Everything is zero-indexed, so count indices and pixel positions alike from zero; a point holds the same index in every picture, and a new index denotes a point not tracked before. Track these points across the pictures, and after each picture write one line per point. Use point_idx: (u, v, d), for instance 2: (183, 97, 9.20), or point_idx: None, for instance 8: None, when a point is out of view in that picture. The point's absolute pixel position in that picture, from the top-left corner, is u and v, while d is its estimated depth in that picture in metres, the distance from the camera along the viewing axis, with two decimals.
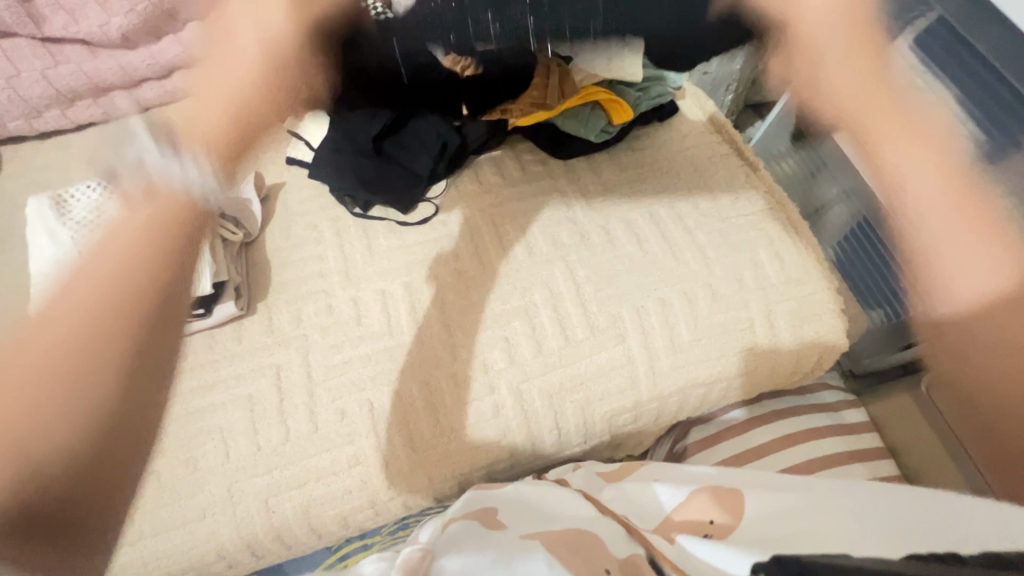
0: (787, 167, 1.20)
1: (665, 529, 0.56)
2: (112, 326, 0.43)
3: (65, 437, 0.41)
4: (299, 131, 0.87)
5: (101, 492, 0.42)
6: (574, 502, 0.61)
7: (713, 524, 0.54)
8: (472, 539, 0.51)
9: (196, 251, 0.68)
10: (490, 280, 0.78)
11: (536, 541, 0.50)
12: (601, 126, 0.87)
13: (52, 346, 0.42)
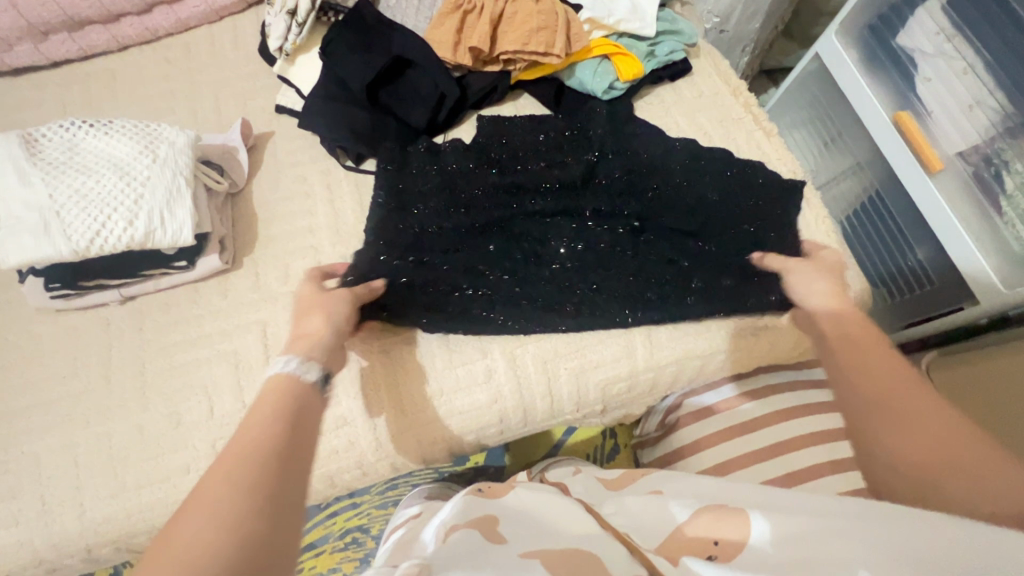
0: (798, 137, 1.16)
1: (667, 551, 0.55)
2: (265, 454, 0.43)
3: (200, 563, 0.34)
4: (290, 77, 0.82)
5: None
6: (576, 515, 0.63)
7: (718, 544, 0.52)
8: (471, 551, 0.53)
9: (177, 198, 0.62)
10: (487, 241, 0.74)
11: (536, 563, 0.51)
12: (610, 81, 0.81)
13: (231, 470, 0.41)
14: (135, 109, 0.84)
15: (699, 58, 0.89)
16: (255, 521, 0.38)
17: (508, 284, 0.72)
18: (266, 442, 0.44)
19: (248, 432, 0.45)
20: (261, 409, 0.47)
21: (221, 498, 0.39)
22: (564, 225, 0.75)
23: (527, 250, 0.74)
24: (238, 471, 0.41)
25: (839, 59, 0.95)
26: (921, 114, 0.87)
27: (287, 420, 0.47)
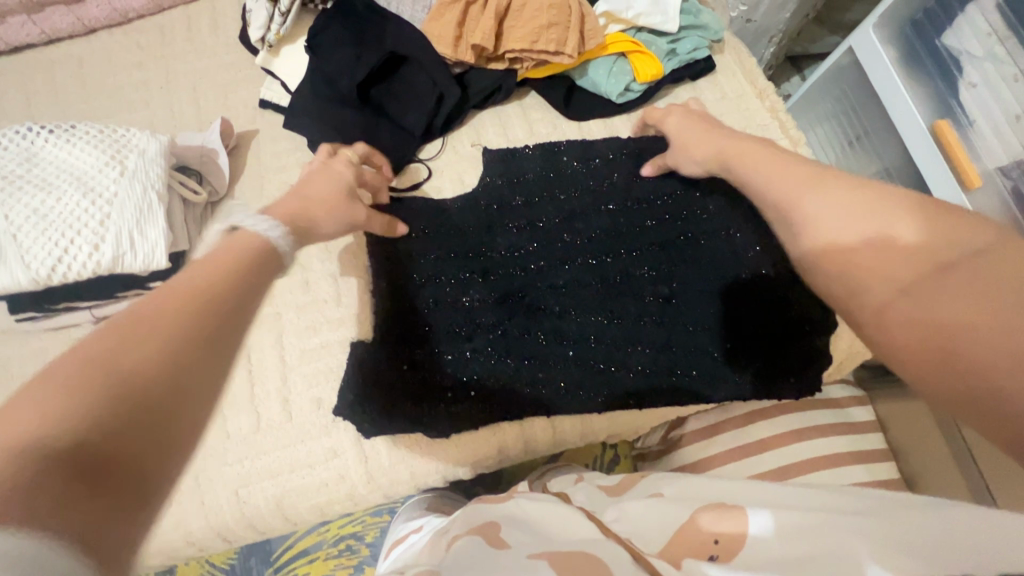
0: (821, 136, 1.09)
1: (671, 554, 0.49)
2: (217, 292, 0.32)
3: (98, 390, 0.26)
4: (274, 70, 0.75)
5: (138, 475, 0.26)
6: (574, 520, 0.55)
7: (719, 542, 0.47)
8: (477, 556, 0.49)
9: (147, 216, 0.57)
10: (488, 266, 0.69)
11: (542, 564, 0.45)
12: (625, 82, 0.74)
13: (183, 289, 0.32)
14: (105, 102, 0.76)
15: (723, 55, 0.81)
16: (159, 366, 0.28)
17: (513, 325, 0.66)
18: (217, 298, 0.32)
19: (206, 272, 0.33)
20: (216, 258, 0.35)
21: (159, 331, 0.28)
22: (577, 262, 0.69)
23: (535, 288, 0.68)
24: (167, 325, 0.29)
25: (874, 55, 0.86)
26: (962, 122, 0.80)
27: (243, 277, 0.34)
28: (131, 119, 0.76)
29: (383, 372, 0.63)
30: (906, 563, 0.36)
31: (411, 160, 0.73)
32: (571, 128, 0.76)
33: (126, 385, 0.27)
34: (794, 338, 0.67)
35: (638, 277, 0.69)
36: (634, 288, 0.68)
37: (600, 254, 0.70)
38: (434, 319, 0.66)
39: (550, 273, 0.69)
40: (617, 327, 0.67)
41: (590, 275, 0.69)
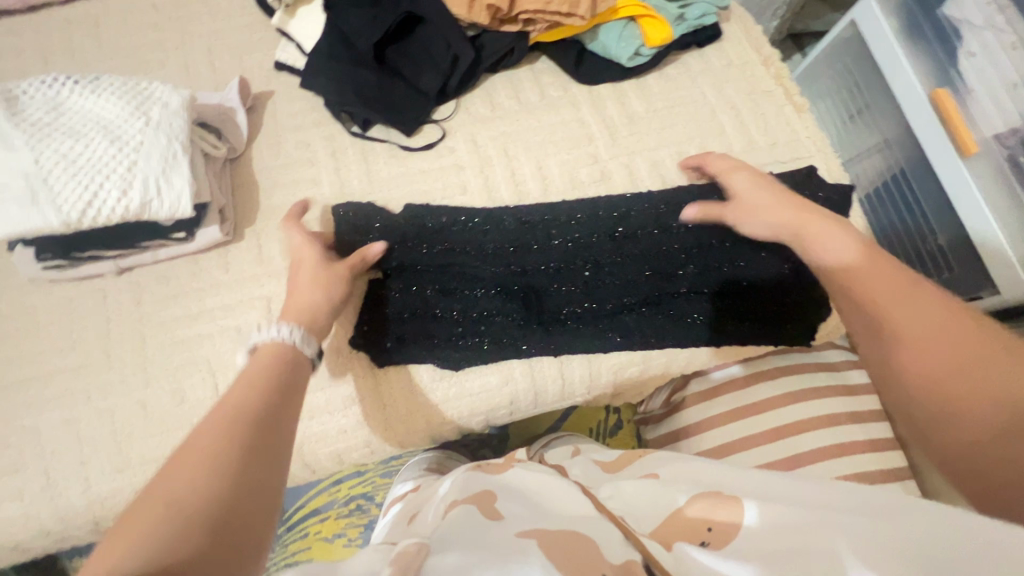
0: (821, 109, 1.11)
1: (663, 535, 0.51)
2: (251, 397, 0.49)
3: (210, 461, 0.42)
4: (290, 31, 0.76)
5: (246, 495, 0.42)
6: (574, 498, 0.57)
7: (712, 529, 0.48)
8: (471, 527, 0.50)
9: (173, 165, 0.58)
10: (484, 240, 0.69)
11: (532, 541, 0.46)
12: (635, 47, 0.76)
13: (235, 394, 0.49)
14: (121, 62, 0.77)
15: (729, 23, 0.83)
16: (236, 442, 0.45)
17: (516, 296, 0.68)
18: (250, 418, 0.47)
19: (236, 408, 0.48)
20: (249, 385, 0.51)
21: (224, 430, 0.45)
22: (580, 243, 0.69)
23: (542, 261, 0.68)
24: (207, 453, 0.43)
25: (877, 25, 0.88)
26: (961, 90, 0.82)
27: (277, 401, 0.50)
28: (148, 78, 0.77)
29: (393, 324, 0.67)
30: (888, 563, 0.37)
31: (425, 121, 0.75)
32: (581, 92, 0.78)
33: (200, 487, 0.40)
34: (793, 293, 0.71)
35: (642, 251, 0.69)
36: (645, 253, 0.69)
37: (605, 236, 0.69)
38: (439, 277, 0.68)
39: (551, 251, 0.69)
40: (622, 295, 0.69)
41: (592, 256, 0.69)
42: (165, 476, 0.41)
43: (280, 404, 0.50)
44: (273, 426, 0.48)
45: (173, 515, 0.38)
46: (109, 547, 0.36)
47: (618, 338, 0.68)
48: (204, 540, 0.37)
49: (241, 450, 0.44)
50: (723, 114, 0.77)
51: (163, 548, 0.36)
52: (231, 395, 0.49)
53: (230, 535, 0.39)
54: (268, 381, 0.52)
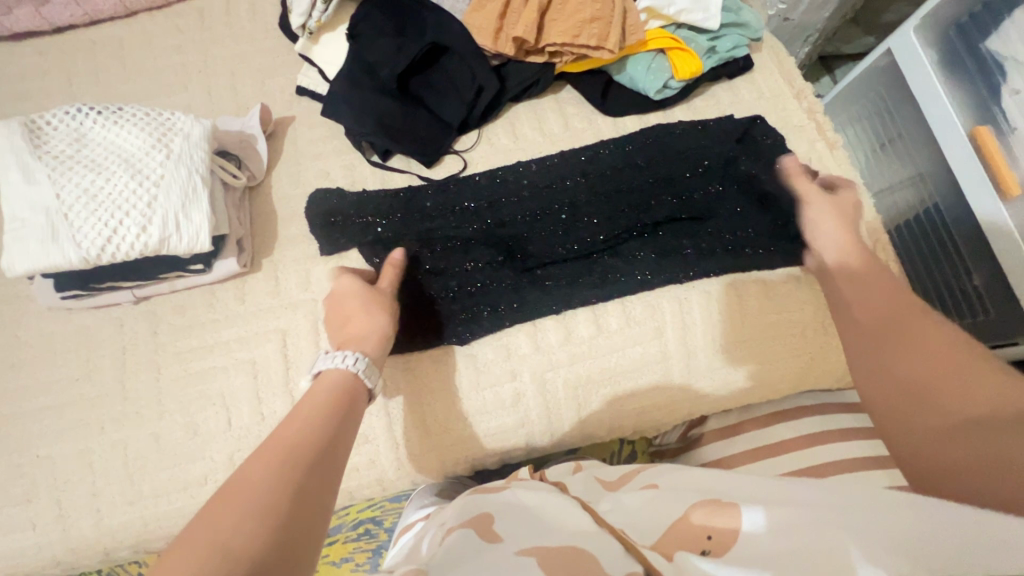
0: (849, 138, 1.07)
1: (665, 546, 0.48)
2: (326, 410, 0.51)
3: (286, 465, 0.44)
4: (312, 57, 0.75)
5: (314, 510, 0.43)
6: (574, 513, 0.53)
7: (711, 538, 0.46)
8: (468, 552, 0.47)
9: (192, 199, 0.57)
10: (492, 243, 0.70)
11: (531, 562, 0.44)
12: (664, 79, 0.74)
13: (311, 405, 0.52)
14: (144, 85, 0.77)
15: (761, 54, 0.80)
16: (314, 457, 0.46)
17: (518, 288, 0.69)
18: (331, 430, 0.50)
19: (310, 420, 0.50)
20: (322, 398, 0.53)
21: (302, 436, 0.48)
22: (582, 237, 0.71)
23: (548, 253, 0.71)
24: (253, 499, 0.41)
25: (914, 58, 0.84)
26: (1004, 129, 0.78)
27: (324, 439, 0.48)
28: (169, 102, 0.76)
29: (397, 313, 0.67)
30: (893, 559, 0.35)
31: (447, 151, 0.74)
32: (606, 124, 0.76)
33: (274, 491, 0.42)
34: (819, 341, 0.68)
35: (645, 248, 0.71)
36: (658, 250, 0.70)
37: (609, 231, 0.71)
38: (440, 266, 0.69)
39: (555, 242, 0.71)
40: (630, 288, 0.69)
41: (594, 249, 0.71)
42: (206, 520, 0.39)
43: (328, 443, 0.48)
44: (338, 433, 0.50)
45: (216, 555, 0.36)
46: (213, 522, 0.39)
47: (635, 374, 0.67)
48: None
49: (323, 442, 0.48)
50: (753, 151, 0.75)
51: (262, 520, 0.39)
52: (280, 432, 0.48)
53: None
54: (335, 398, 0.53)
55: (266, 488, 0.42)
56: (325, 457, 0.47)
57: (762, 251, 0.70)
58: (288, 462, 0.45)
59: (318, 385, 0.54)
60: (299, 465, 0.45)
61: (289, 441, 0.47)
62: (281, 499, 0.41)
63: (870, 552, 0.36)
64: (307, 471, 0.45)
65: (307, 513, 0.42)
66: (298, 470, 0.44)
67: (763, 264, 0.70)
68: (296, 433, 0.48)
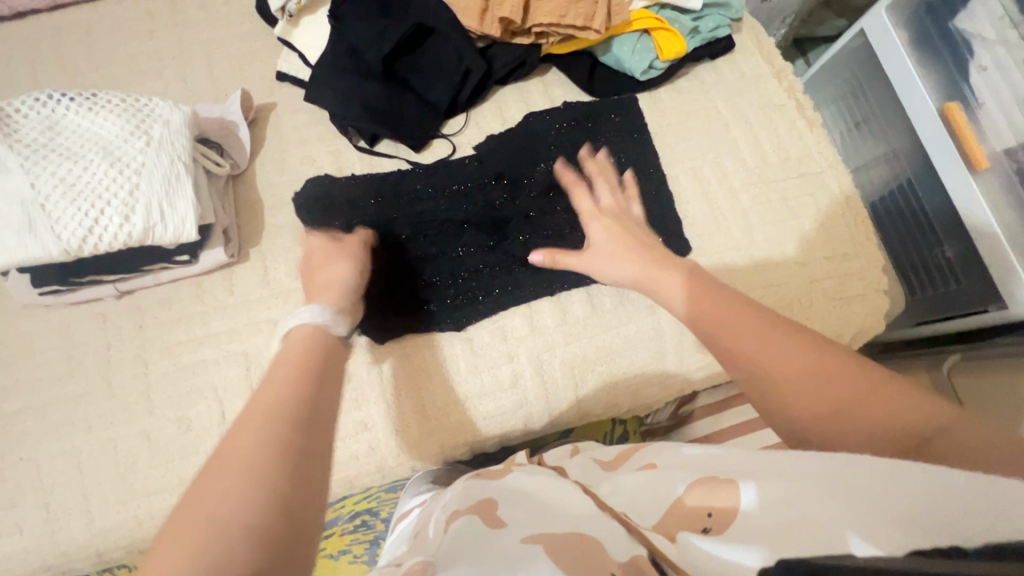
0: (827, 115, 1.09)
1: (666, 527, 0.46)
2: (303, 359, 0.46)
3: (266, 421, 0.39)
4: (292, 42, 0.73)
5: (308, 470, 0.38)
6: (574, 497, 0.53)
7: (712, 516, 0.44)
8: (476, 541, 0.46)
9: (176, 186, 0.56)
10: (482, 227, 0.70)
11: (539, 550, 0.43)
12: (649, 60, 0.75)
13: (288, 356, 0.47)
14: (116, 72, 0.74)
15: (741, 34, 0.81)
16: (297, 409, 0.41)
17: (507, 271, 0.69)
18: (309, 381, 0.44)
19: (287, 372, 0.44)
20: (294, 352, 0.47)
21: (284, 387, 0.43)
22: (566, 217, 0.71)
23: (533, 234, 0.70)
24: (238, 468, 0.36)
25: (887, 37, 0.86)
26: (972, 105, 0.80)
27: (314, 384, 0.44)
28: (143, 90, 0.74)
29: (390, 299, 0.66)
30: (887, 532, 0.34)
31: (435, 135, 0.73)
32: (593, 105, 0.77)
33: (259, 453, 0.37)
34: (806, 312, 0.70)
35: None
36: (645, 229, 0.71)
37: None
38: (429, 251, 0.69)
39: (540, 223, 0.71)
40: None
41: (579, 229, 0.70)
42: (203, 477, 0.36)
43: (318, 386, 0.44)
44: (320, 382, 0.45)
45: (214, 524, 0.33)
46: (200, 498, 0.35)
47: (629, 351, 0.68)
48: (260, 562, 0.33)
49: (304, 392, 0.43)
50: (736, 129, 0.76)
51: (255, 490, 0.35)
52: (265, 376, 0.44)
53: (286, 549, 0.34)
54: (308, 350, 0.48)
55: (248, 450, 0.37)
56: (311, 406, 0.42)
57: (748, 227, 0.72)
58: (265, 418, 0.40)
59: (291, 338, 0.49)
60: (278, 420, 0.40)
61: (263, 396, 0.42)
62: (269, 463, 0.37)
63: (866, 527, 0.34)
64: (293, 425, 0.40)
65: (300, 474, 0.38)
66: (277, 427, 0.39)
67: (750, 239, 0.72)
68: (273, 384, 0.43)
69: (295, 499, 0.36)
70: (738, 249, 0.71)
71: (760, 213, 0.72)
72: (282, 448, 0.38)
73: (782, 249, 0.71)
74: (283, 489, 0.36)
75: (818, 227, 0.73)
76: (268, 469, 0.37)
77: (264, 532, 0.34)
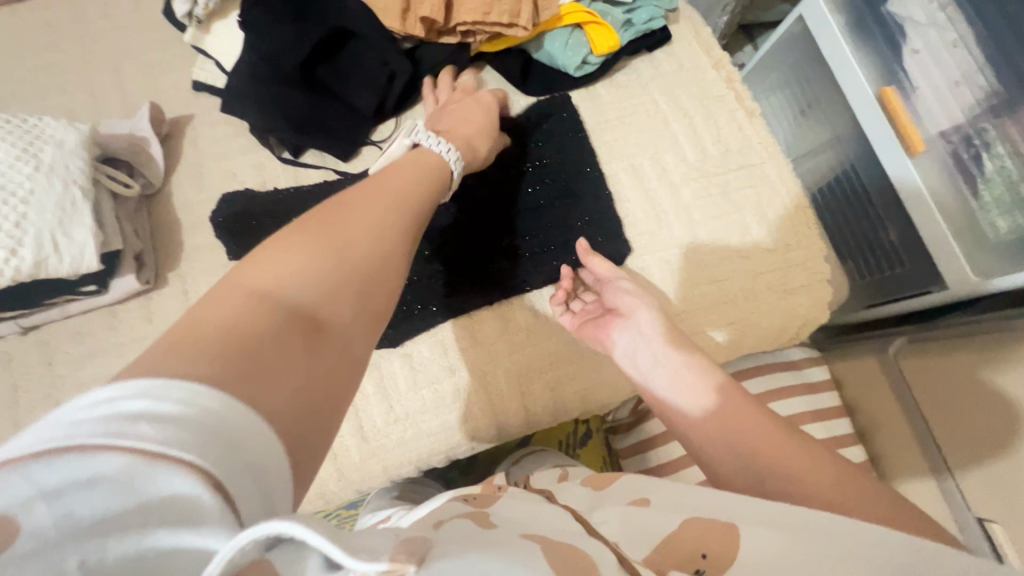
0: (773, 103, 1.08)
1: (657, 564, 0.36)
2: (418, 173, 0.53)
3: (387, 207, 0.46)
4: (205, 49, 0.69)
5: (403, 258, 0.46)
6: (554, 514, 0.40)
7: (706, 556, 0.35)
8: (466, 533, 0.34)
9: (71, 215, 0.52)
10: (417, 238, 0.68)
11: (536, 549, 0.32)
12: (583, 55, 0.73)
13: (405, 165, 0.53)
14: (13, 88, 0.69)
15: (678, 24, 0.80)
16: (407, 210, 0.48)
17: (440, 282, 0.66)
18: (419, 194, 0.51)
19: (405, 178, 0.51)
20: (406, 164, 0.54)
21: (401, 187, 0.50)
22: (503, 225, 0.69)
23: (468, 243, 0.68)
24: (358, 227, 0.43)
25: (824, 23, 0.84)
26: (906, 88, 0.78)
27: (424, 195, 0.52)
28: (44, 106, 0.68)
29: None
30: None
31: (363, 143, 0.70)
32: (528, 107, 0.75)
33: (376, 227, 0.44)
34: (751, 306, 0.69)
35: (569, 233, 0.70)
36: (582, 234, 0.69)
37: (529, 219, 0.70)
38: None
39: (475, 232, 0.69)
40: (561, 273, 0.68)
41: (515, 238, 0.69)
42: (325, 220, 0.43)
43: (427, 198, 0.52)
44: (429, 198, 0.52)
45: (329, 258, 0.40)
46: (325, 231, 0.42)
47: (575, 357, 0.66)
48: (348, 316, 0.40)
49: (417, 199, 0.50)
50: (676, 122, 0.75)
51: (367, 254, 0.42)
52: (389, 172, 0.51)
53: (371, 307, 0.42)
54: (423, 168, 0.55)
55: (367, 219, 0.44)
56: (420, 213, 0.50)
57: (691, 222, 0.71)
58: (386, 205, 0.47)
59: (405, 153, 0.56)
60: (394, 213, 0.47)
61: (382, 187, 0.48)
62: (378, 237, 0.44)
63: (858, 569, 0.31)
64: (403, 219, 0.47)
65: (397, 257, 0.45)
66: (393, 218, 0.46)
67: (691, 235, 0.70)
68: (396, 182, 0.50)
69: (387, 276, 0.43)
70: (681, 244, 0.70)
71: (703, 207, 0.71)
72: (389, 230, 0.45)
73: (724, 242, 0.71)
74: (382, 263, 0.43)
75: (761, 219, 0.72)
76: (379, 241, 0.44)
77: (360, 290, 0.41)
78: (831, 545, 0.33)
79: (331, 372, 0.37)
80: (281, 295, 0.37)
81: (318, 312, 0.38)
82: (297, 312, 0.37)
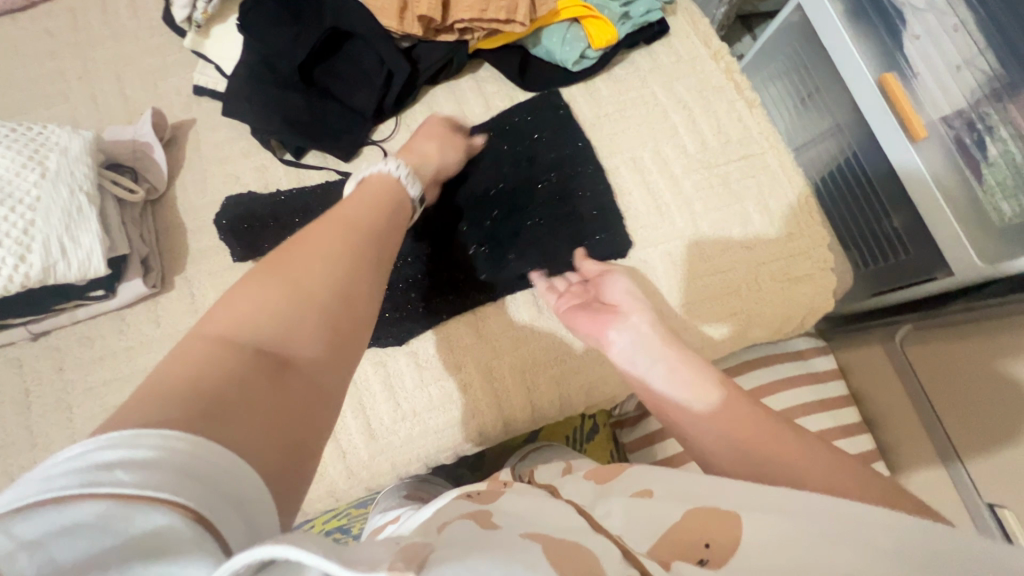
0: (774, 92, 1.08)
1: (658, 554, 0.36)
2: (378, 201, 0.54)
3: (345, 234, 0.47)
4: (205, 53, 0.70)
5: (370, 280, 0.46)
6: (557, 510, 0.41)
7: (711, 545, 0.35)
8: (469, 535, 0.34)
9: (78, 220, 0.53)
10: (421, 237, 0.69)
11: (536, 550, 0.32)
12: (580, 49, 0.73)
13: (365, 193, 0.55)
14: (18, 97, 0.70)
15: (676, 16, 0.80)
16: (369, 235, 0.49)
17: (444, 280, 0.67)
18: (380, 219, 0.52)
19: (364, 205, 0.52)
20: (367, 192, 0.55)
21: (360, 214, 0.51)
22: (505, 220, 0.70)
23: (472, 239, 0.69)
24: (317, 259, 0.44)
25: (822, 11, 0.84)
26: (907, 74, 0.78)
27: (385, 220, 0.53)
28: (49, 115, 0.69)
29: None
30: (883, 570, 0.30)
31: (364, 143, 0.70)
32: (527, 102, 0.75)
33: (336, 255, 0.45)
34: (755, 297, 0.69)
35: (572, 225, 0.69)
36: (585, 226, 0.69)
37: (531, 212, 0.70)
38: None
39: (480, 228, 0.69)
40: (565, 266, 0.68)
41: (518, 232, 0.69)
42: (285, 259, 0.44)
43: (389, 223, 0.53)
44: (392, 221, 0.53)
45: (291, 295, 0.41)
46: (284, 269, 0.43)
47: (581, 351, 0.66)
48: (314, 349, 0.40)
49: (378, 225, 0.51)
50: (675, 113, 0.75)
51: (331, 283, 0.43)
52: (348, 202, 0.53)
53: (344, 332, 0.42)
54: (384, 193, 0.56)
55: (328, 250, 0.45)
56: (381, 235, 0.50)
57: (692, 213, 0.71)
58: (344, 233, 0.47)
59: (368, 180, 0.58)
60: (353, 240, 0.47)
61: (341, 217, 0.49)
62: (341, 263, 0.45)
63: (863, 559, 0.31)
64: (365, 244, 0.48)
65: (363, 280, 0.45)
66: (353, 244, 0.47)
67: (693, 227, 0.70)
68: (354, 211, 0.51)
69: (356, 300, 0.44)
70: (683, 236, 0.70)
71: (705, 199, 0.71)
72: (351, 256, 0.46)
73: (727, 233, 0.70)
74: (348, 288, 0.44)
75: (763, 209, 0.72)
76: (342, 267, 0.45)
77: (327, 316, 0.41)
78: (836, 534, 0.33)
79: (303, 407, 0.37)
80: (244, 337, 0.38)
81: (285, 347, 0.39)
82: (262, 351, 0.38)
